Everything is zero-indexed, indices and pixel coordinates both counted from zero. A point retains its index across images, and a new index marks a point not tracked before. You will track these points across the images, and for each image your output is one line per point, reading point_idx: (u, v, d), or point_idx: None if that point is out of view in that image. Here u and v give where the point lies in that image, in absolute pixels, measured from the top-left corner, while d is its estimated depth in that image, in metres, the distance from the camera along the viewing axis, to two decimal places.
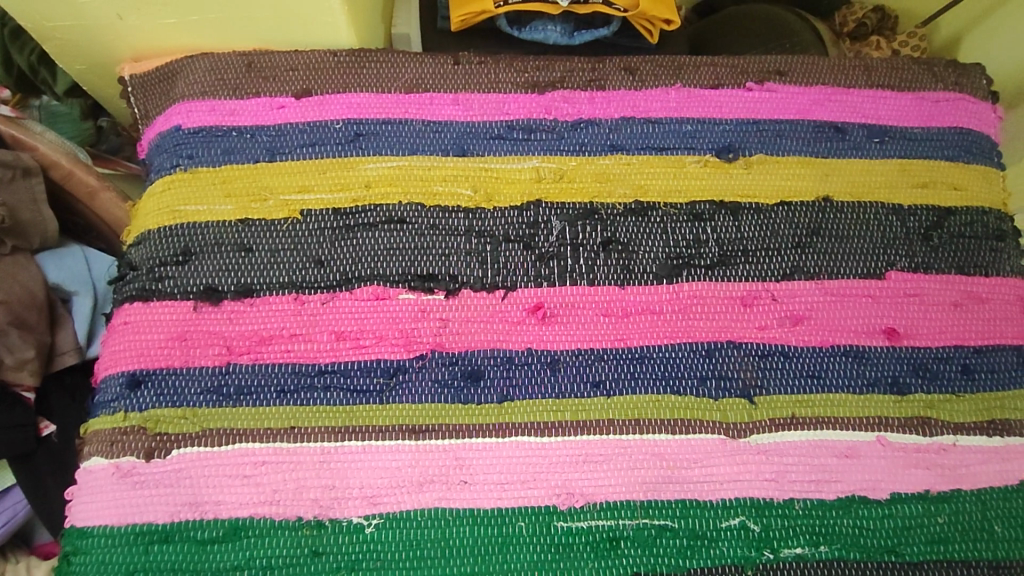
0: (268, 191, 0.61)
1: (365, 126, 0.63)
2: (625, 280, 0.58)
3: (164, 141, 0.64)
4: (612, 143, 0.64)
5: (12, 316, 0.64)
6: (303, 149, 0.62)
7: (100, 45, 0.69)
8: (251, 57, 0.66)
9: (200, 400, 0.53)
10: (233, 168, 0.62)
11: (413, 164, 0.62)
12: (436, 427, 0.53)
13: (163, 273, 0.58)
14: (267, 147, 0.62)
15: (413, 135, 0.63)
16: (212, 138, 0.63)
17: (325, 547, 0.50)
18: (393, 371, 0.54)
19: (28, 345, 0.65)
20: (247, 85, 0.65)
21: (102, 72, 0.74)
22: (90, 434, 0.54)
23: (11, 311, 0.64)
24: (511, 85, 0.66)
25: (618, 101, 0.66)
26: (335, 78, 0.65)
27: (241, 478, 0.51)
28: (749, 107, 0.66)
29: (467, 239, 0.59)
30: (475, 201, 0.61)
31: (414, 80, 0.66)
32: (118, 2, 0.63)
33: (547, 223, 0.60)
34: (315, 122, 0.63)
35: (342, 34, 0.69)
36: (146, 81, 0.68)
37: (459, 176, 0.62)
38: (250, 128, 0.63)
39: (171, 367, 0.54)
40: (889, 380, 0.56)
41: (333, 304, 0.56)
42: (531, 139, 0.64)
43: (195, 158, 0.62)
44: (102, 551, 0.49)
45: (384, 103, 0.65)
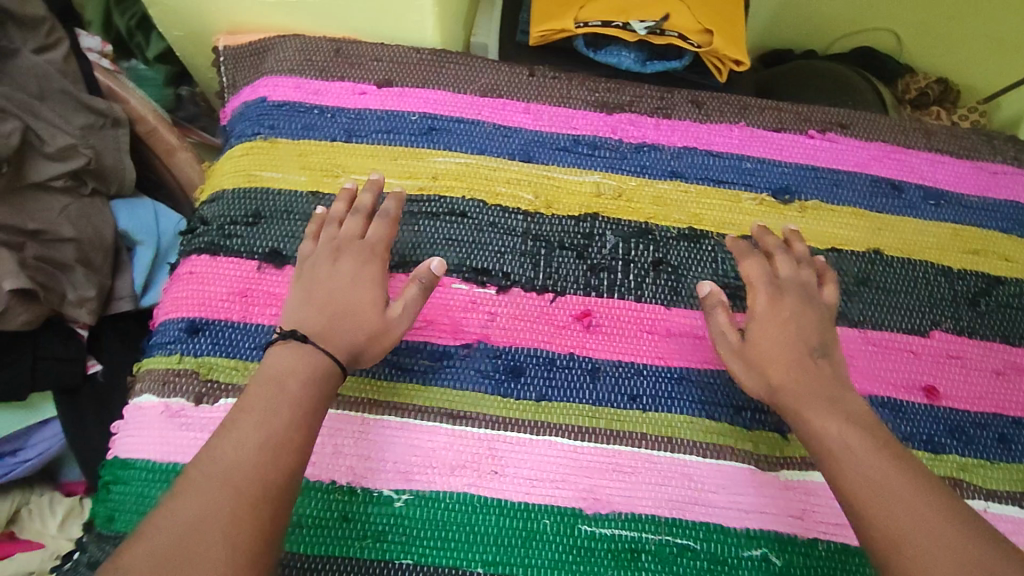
0: (341, 168, 0.65)
1: (438, 121, 0.68)
2: (671, 301, 0.60)
3: (249, 110, 0.69)
4: (672, 170, 0.66)
5: (79, 254, 0.70)
6: (378, 135, 0.66)
7: (202, 15, 0.74)
8: (340, 44, 0.71)
9: (253, 354, 0.56)
10: (309, 144, 0.66)
11: (480, 163, 0.66)
12: (472, 415, 0.54)
13: (232, 231, 0.62)
14: (345, 128, 0.67)
15: (483, 136, 0.67)
16: (294, 113, 0.67)
17: (355, 514, 0.50)
18: (439, 355, 0.57)
19: (90, 284, 0.70)
20: (334, 69, 0.70)
21: (197, 41, 0.79)
22: (144, 371, 0.57)
23: (79, 249, 0.70)
24: (582, 103, 0.69)
25: (682, 131, 0.68)
26: (416, 73, 0.70)
27: None
28: (809, 153, 0.68)
29: (523, 240, 0.62)
30: (535, 207, 0.64)
31: (490, 85, 0.70)
32: None
33: (602, 236, 0.62)
34: (393, 110, 0.68)
35: (427, 35, 0.73)
36: (238, 54, 0.73)
37: (523, 181, 0.65)
38: (330, 108, 0.67)
39: (229, 319, 0.58)
40: (924, 438, 0.56)
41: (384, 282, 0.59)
42: (594, 155, 0.67)
43: (275, 129, 0.66)
44: (140, 484, 0.51)
45: (460, 103, 0.69)
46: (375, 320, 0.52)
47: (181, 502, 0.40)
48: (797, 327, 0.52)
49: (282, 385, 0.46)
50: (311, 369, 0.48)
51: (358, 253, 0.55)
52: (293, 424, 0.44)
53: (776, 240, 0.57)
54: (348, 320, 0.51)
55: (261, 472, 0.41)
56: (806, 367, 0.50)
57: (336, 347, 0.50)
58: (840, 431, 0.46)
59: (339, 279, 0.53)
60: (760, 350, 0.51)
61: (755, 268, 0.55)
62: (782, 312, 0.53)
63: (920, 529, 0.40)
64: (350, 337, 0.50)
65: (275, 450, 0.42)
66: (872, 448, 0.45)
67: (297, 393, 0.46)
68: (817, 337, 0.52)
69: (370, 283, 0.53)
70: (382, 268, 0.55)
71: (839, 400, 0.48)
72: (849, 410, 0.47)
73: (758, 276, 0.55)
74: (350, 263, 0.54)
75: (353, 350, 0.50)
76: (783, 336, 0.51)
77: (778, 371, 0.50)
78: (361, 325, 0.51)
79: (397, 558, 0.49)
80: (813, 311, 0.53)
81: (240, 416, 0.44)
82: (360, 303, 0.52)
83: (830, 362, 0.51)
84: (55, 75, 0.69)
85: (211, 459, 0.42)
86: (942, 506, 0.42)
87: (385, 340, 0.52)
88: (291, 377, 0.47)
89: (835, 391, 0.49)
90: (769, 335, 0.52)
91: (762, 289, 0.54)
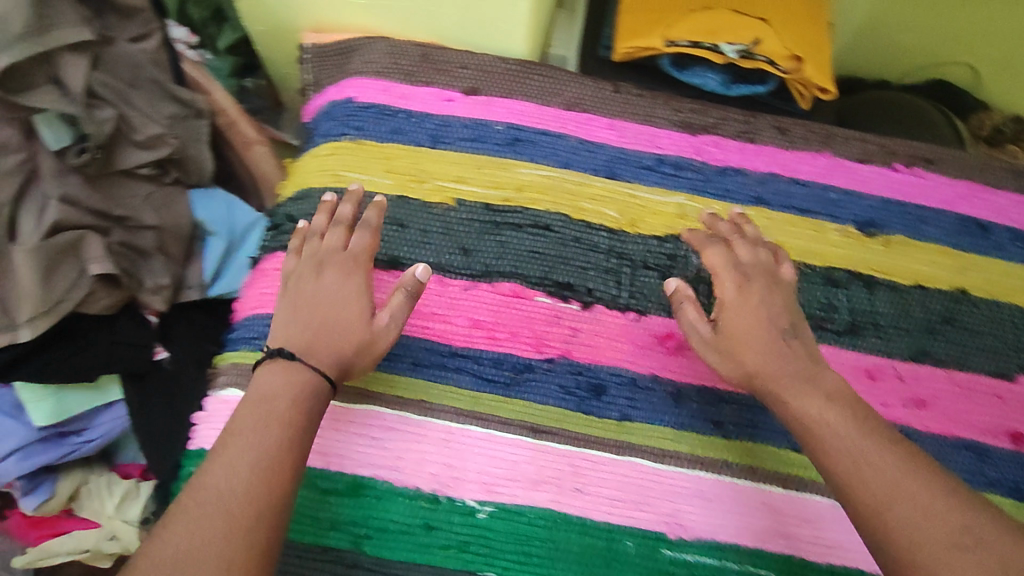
0: (426, 174, 0.65)
1: (524, 133, 0.68)
2: None
3: (336, 110, 0.69)
4: (757, 196, 0.66)
5: (158, 242, 0.72)
6: (464, 143, 0.67)
7: (288, 12, 0.75)
8: (426, 49, 0.71)
9: None
10: (396, 148, 0.66)
11: (563, 177, 0.66)
12: (554, 430, 0.55)
13: None
14: (431, 134, 0.67)
15: (567, 149, 0.67)
16: (380, 116, 0.67)
17: (438, 522, 0.52)
18: (521, 368, 0.58)
19: (166, 273, 0.72)
20: (421, 74, 0.70)
21: (278, 36, 0.80)
22: (227, 365, 0.59)
23: (158, 237, 0.71)
24: (666, 122, 0.69)
25: (767, 157, 0.68)
26: (502, 82, 0.70)
27: (367, 438, 0.55)
28: (895, 187, 0.67)
29: (607, 258, 0.62)
30: (618, 224, 0.64)
31: (574, 99, 0.70)
32: None
33: (686, 259, 0.63)
34: (478, 119, 0.68)
35: (515, 43, 0.73)
36: (323, 52, 0.74)
37: (607, 198, 0.66)
38: (417, 113, 0.68)
39: None
40: (1009, 484, 0.55)
41: (463, 292, 0.60)
42: (679, 176, 0.67)
43: (362, 131, 0.67)
44: None
45: (544, 115, 0.69)
46: (362, 332, 0.51)
47: (174, 533, 0.39)
48: (769, 313, 0.51)
49: (270, 404, 0.46)
50: (298, 387, 0.47)
51: (340, 265, 0.54)
52: (285, 443, 0.44)
53: (730, 225, 0.57)
54: (334, 333, 0.50)
55: (251, 494, 0.41)
56: (777, 347, 0.49)
57: (322, 362, 0.49)
58: (818, 411, 0.46)
59: (323, 292, 0.53)
60: (734, 340, 0.50)
61: (717, 257, 0.55)
62: (749, 299, 0.52)
63: (902, 498, 0.40)
64: (335, 351, 0.50)
65: (266, 470, 0.42)
66: (850, 422, 0.44)
67: (285, 412, 0.45)
68: (788, 319, 0.51)
69: (355, 293, 0.53)
70: (366, 275, 0.54)
71: (817, 379, 0.48)
72: (827, 388, 0.47)
73: (720, 265, 0.54)
74: (332, 275, 0.53)
75: (339, 363, 0.50)
76: (756, 325, 0.50)
77: (751, 357, 0.49)
78: (346, 338, 0.51)
79: (480, 570, 0.51)
80: (780, 294, 0.53)
81: (229, 440, 0.44)
82: (346, 316, 0.51)
83: (803, 342, 0.50)
84: (146, 65, 0.69)
85: (202, 481, 0.41)
86: (924, 472, 0.41)
87: (372, 352, 0.52)
88: (280, 395, 0.46)
89: (809, 369, 0.48)
90: (742, 323, 0.51)
91: (727, 278, 0.53)
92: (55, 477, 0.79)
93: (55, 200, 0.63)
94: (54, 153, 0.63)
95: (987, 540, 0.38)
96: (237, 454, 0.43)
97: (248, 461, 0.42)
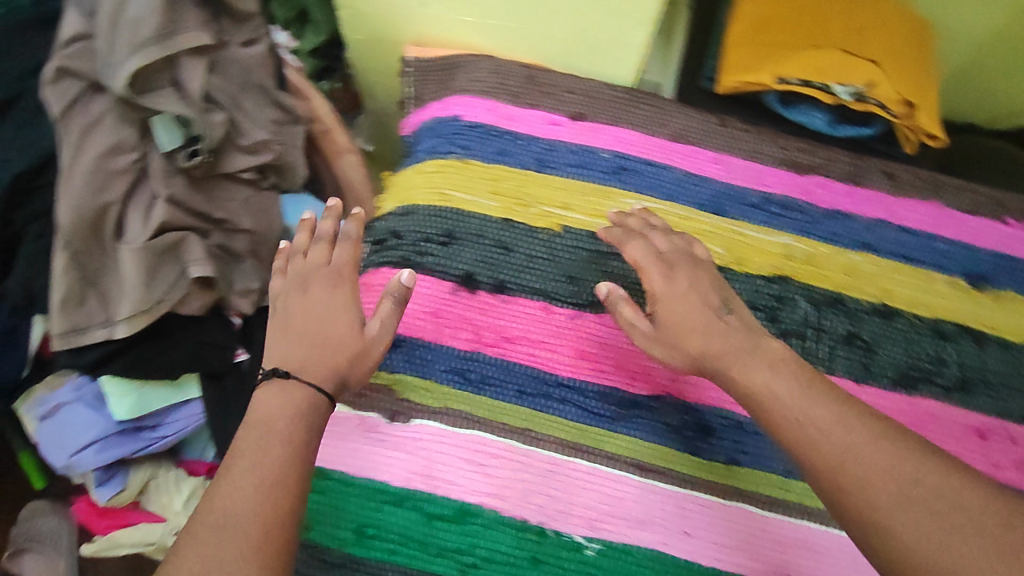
0: (532, 198, 0.65)
1: (630, 162, 0.67)
2: (862, 377, 0.59)
3: (441, 127, 0.69)
4: (865, 241, 0.65)
5: (250, 245, 0.71)
6: (570, 169, 0.66)
7: (393, 24, 0.75)
8: (532, 71, 0.71)
9: (445, 377, 0.58)
10: (503, 169, 0.66)
11: (669, 210, 0.66)
12: (663, 470, 0.55)
13: (424, 249, 0.62)
14: (537, 157, 0.67)
15: (673, 182, 0.67)
16: (487, 136, 0.67)
17: (544, 555, 0.52)
18: (628, 404, 0.58)
19: (256, 277, 0.72)
20: (527, 95, 0.69)
21: (374, 47, 0.79)
22: None
23: (251, 241, 0.71)
24: (772, 159, 0.69)
25: (875, 202, 0.67)
26: (609, 109, 0.69)
27: (474, 464, 0.54)
28: (1006, 241, 0.66)
29: None
30: (725, 261, 0.64)
31: (681, 130, 0.70)
32: None
33: (793, 301, 0.62)
34: (585, 145, 0.68)
35: (621, 71, 0.72)
36: (428, 67, 0.73)
37: (713, 234, 0.65)
38: (523, 135, 0.67)
39: (422, 338, 0.59)
40: None
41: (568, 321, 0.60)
42: (787, 216, 0.66)
43: (469, 150, 0.67)
44: (340, 495, 0.54)
45: (650, 145, 0.68)
46: (356, 342, 0.51)
47: (186, 560, 0.39)
48: (697, 294, 0.51)
49: (270, 425, 0.45)
50: (298, 404, 0.47)
51: (326, 279, 0.54)
52: (287, 459, 0.44)
53: (639, 219, 0.58)
54: (329, 346, 0.50)
55: (258, 512, 0.41)
56: (707, 320, 0.49)
57: (318, 377, 0.49)
58: (764, 382, 0.45)
59: (312, 308, 0.52)
60: (672, 327, 0.50)
61: (638, 251, 0.55)
62: (678, 286, 0.52)
63: (854, 456, 0.39)
64: (331, 365, 0.50)
65: (269, 487, 0.42)
66: (796, 389, 0.44)
67: (285, 430, 0.45)
68: (717, 296, 0.51)
69: (344, 306, 0.53)
70: (353, 288, 0.55)
71: (757, 348, 0.47)
72: (771, 356, 0.46)
73: (643, 259, 0.54)
74: (319, 290, 0.53)
75: (335, 374, 0.49)
76: (690, 312, 0.50)
77: (694, 341, 0.49)
78: (339, 349, 0.51)
79: None
80: (705, 273, 0.53)
81: (233, 460, 0.43)
82: (338, 329, 0.51)
83: (737, 316, 0.50)
84: (256, 70, 0.68)
85: (210, 507, 0.41)
86: (871, 428, 0.41)
87: (367, 361, 0.52)
88: (280, 412, 0.46)
89: (752, 341, 0.47)
90: (677, 312, 0.50)
91: (653, 271, 0.53)
92: (128, 468, 0.80)
93: (164, 198, 0.63)
94: (167, 152, 0.62)
95: (938, 488, 0.38)
96: (242, 473, 0.42)
97: (253, 479, 0.42)
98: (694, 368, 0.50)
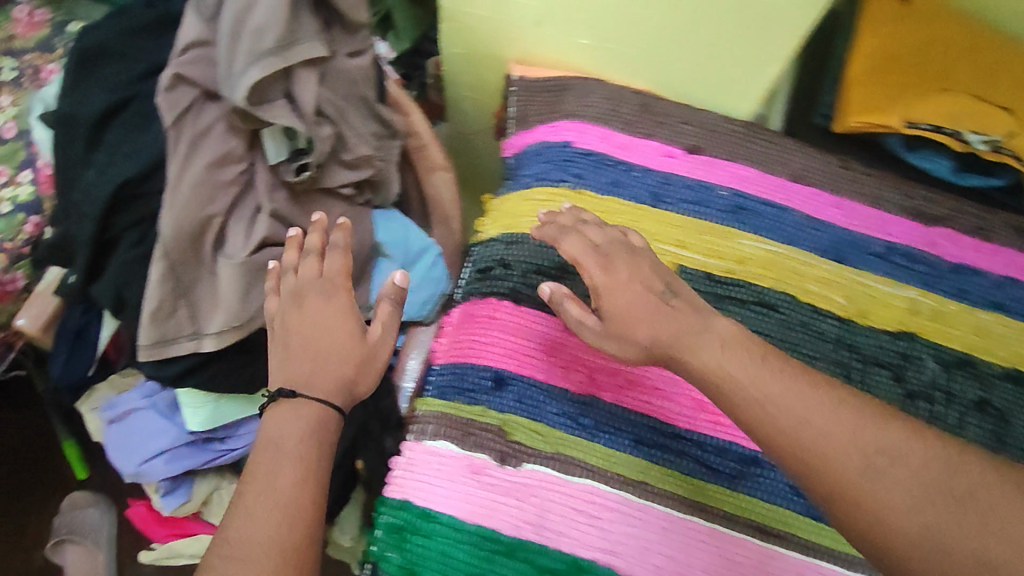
0: (647, 235, 0.62)
1: (748, 201, 0.65)
2: (996, 449, 0.55)
3: (550, 152, 0.66)
4: (994, 300, 0.62)
5: None
6: (687, 205, 0.64)
7: (497, 42, 0.71)
8: (646, 99, 0.67)
9: (557, 422, 0.55)
10: (617, 202, 0.63)
11: (789, 255, 0.63)
12: (785, 535, 0.52)
13: (536, 281, 0.60)
14: (652, 191, 0.64)
15: (793, 225, 0.64)
16: (601, 165, 0.64)
17: None
18: (749, 461, 0.55)
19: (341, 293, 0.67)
20: (641, 124, 0.66)
21: (471, 62, 0.76)
22: (431, 412, 0.57)
23: None
24: (895, 206, 0.66)
25: (1004, 258, 0.64)
26: (726, 144, 0.66)
27: (587, 517, 0.51)
28: None
29: (836, 349, 0.60)
30: (847, 312, 0.62)
31: (801, 170, 0.67)
32: (549, 9, 0.65)
33: (919, 360, 0.59)
34: (702, 181, 0.65)
35: (744, 103, 0.68)
36: (534, 87, 0.69)
37: (834, 283, 0.63)
38: (638, 167, 0.64)
39: (533, 378, 0.57)
40: None
41: None
42: (911, 268, 0.63)
43: (581, 179, 0.64)
44: (447, 541, 0.51)
45: (768, 185, 0.65)
46: (359, 348, 0.52)
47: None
48: (641, 282, 0.49)
49: (279, 447, 0.46)
50: (308, 422, 0.48)
51: (319, 291, 0.55)
52: (300, 479, 0.45)
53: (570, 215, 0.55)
54: (331, 360, 0.51)
55: (272, 542, 0.42)
56: (647, 301, 0.47)
57: (325, 391, 0.50)
58: (717, 362, 0.43)
59: (309, 322, 0.53)
60: (619, 319, 0.48)
61: (574, 246, 0.52)
62: (618, 276, 0.49)
63: (811, 425, 0.39)
64: (337, 377, 0.51)
65: (285, 509, 0.43)
66: (748, 364, 0.42)
67: (296, 449, 0.46)
68: (661, 281, 0.49)
69: (342, 314, 0.53)
70: (348, 294, 0.55)
71: (709, 327, 0.45)
72: (722, 335, 0.44)
73: (579, 252, 0.51)
74: (315, 303, 0.54)
75: (341, 385, 0.51)
76: (634, 302, 0.47)
77: (642, 332, 0.46)
78: (343, 360, 0.51)
79: None
80: (644, 259, 0.50)
81: (244, 489, 0.45)
82: (339, 340, 0.52)
83: (683, 299, 0.48)
84: (362, 82, 0.64)
85: (226, 536, 0.43)
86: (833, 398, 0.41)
87: (373, 365, 0.53)
88: (287, 435, 0.47)
89: (702, 322, 0.45)
90: (621, 304, 0.48)
91: (592, 264, 0.50)
92: (192, 479, 0.78)
93: (267, 212, 0.60)
94: (274, 166, 0.60)
95: (906, 458, 0.38)
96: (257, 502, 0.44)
97: (266, 507, 0.43)
98: (649, 360, 0.47)
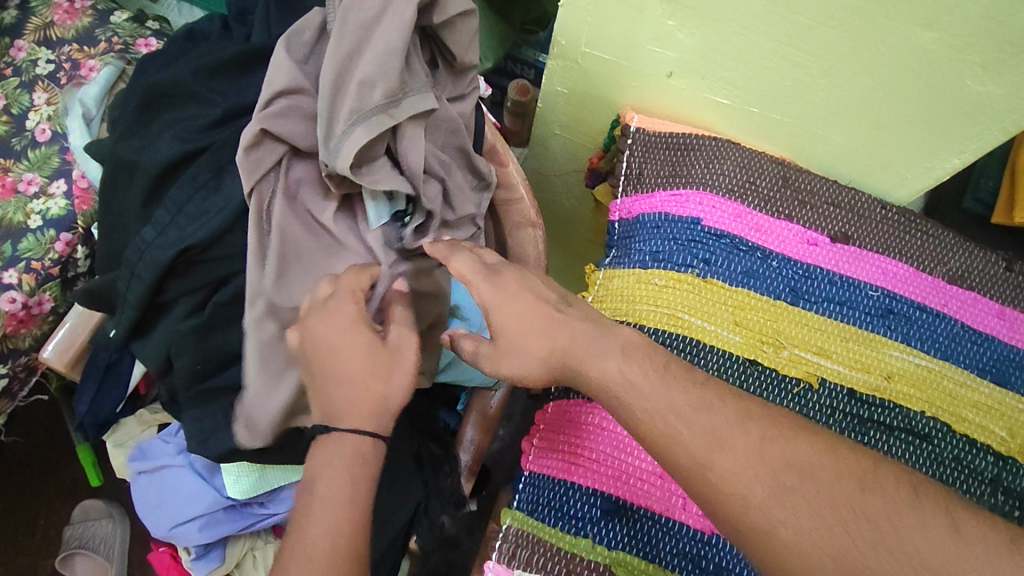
0: (784, 338, 0.53)
1: (900, 303, 0.55)
2: None
3: (675, 228, 0.56)
4: None
5: None
6: (830, 305, 0.55)
7: (610, 88, 0.62)
8: (786, 169, 0.58)
9: (674, 564, 0.47)
10: (750, 296, 0.54)
11: (944, 372, 0.54)
12: None
13: None
14: (791, 285, 0.55)
15: (949, 336, 0.55)
16: (735, 251, 0.55)
17: None
18: None
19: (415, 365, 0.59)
20: (782, 203, 0.57)
21: (573, 105, 0.66)
22: (522, 534, 0.48)
23: None
24: None
25: None
26: (877, 233, 0.57)
27: None
28: None
29: (994, 492, 0.50)
30: (1009, 448, 0.52)
31: (960, 270, 0.57)
32: (684, 60, 0.55)
33: None
34: (849, 275, 0.56)
35: (899, 190, 0.59)
36: (654, 142, 0.60)
37: (993, 410, 0.53)
38: (776, 254, 0.56)
39: (651, 508, 0.49)
40: None
41: None
42: None
43: (710, 264, 0.55)
44: None
45: (922, 285, 0.56)
46: (379, 355, 0.44)
47: None
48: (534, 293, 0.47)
49: (313, 490, 0.42)
50: (345, 458, 0.42)
51: (320, 310, 0.46)
52: (340, 523, 0.41)
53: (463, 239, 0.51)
54: (352, 382, 0.43)
55: None
56: (562, 323, 0.45)
57: (360, 416, 0.43)
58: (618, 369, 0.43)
59: (323, 352, 0.45)
60: (512, 331, 0.46)
61: (464, 264, 0.48)
62: (505, 288, 0.47)
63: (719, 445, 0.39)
64: (367, 397, 0.43)
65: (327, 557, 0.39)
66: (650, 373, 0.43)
67: (330, 490, 0.41)
68: (551, 291, 0.48)
69: (350, 325, 0.45)
70: (356, 301, 0.46)
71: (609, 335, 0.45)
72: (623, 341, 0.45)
73: (466, 272, 0.47)
74: (319, 325, 0.45)
75: (378, 406, 0.43)
76: (522, 313, 0.46)
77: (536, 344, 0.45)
78: (364, 382, 0.44)
79: None
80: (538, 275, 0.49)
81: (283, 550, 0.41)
82: (351, 353, 0.44)
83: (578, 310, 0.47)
84: (463, 129, 0.55)
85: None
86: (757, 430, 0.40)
87: (400, 367, 0.45)
88: (322, 475, 0.42)
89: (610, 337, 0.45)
90: (512, 316, 0.46)
91: (477, 279, 0.47)
92: (225, 542, 0.71)
93: (386, 274, 0.52)
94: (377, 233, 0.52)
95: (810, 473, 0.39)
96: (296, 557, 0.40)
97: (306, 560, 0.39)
98: (552, 374, 0.46)
